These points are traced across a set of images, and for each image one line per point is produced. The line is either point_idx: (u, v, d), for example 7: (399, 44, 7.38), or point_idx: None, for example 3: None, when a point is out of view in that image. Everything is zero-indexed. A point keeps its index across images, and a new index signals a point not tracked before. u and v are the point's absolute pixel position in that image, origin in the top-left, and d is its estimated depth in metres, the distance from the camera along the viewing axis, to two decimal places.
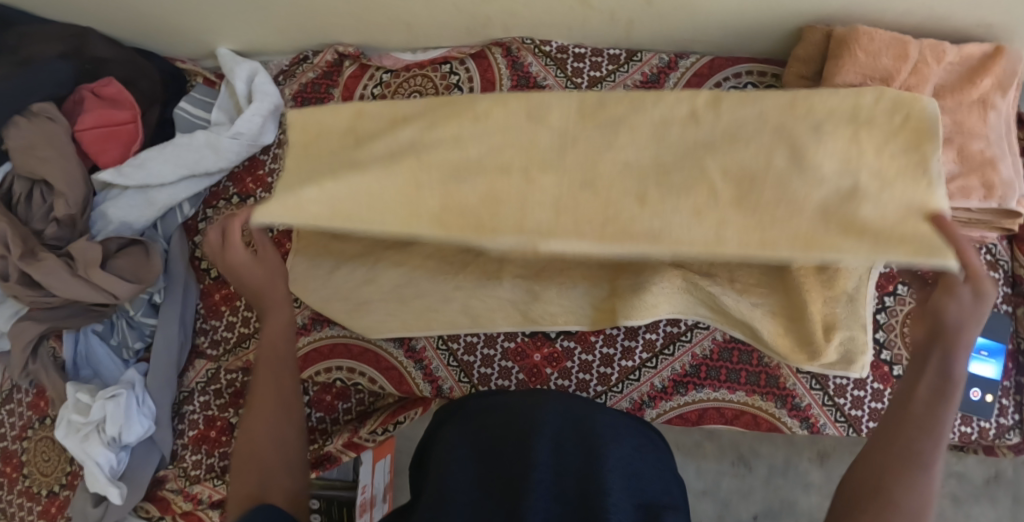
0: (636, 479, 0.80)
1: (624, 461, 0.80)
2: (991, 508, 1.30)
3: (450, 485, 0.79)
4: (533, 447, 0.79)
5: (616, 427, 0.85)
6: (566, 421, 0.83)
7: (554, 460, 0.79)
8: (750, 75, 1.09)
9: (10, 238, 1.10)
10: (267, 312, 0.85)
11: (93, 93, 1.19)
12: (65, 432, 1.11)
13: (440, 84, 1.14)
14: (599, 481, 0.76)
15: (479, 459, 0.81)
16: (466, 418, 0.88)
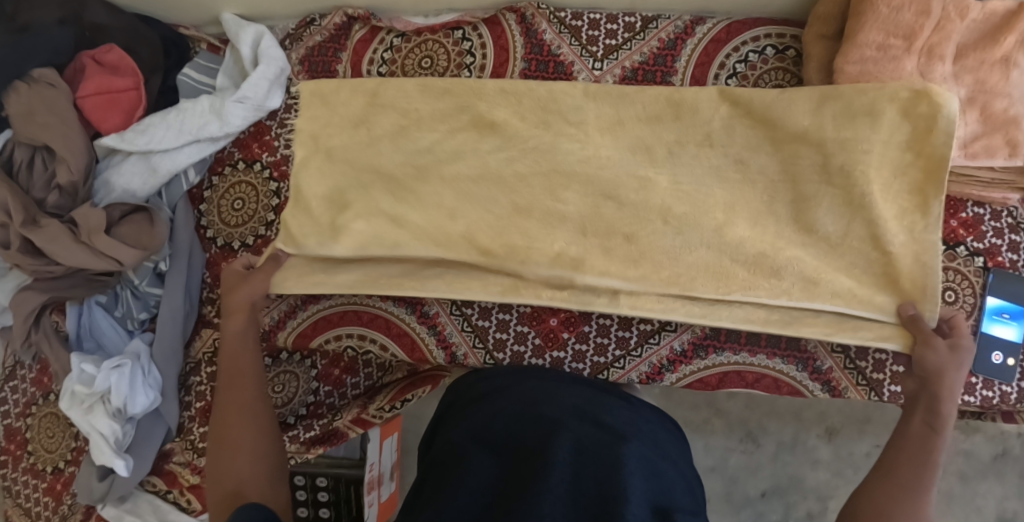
0: (655, 481, 0.77)
1: (643, 465, 0.78)
2: (999, 484, 1.34)
3: (462, 483, 0.76)
4: (552, 447, 0.76)
5: (639, 432, 0.83)
6: (584, 420, 0.81)
7: (572, 460, 0.76)
8: (768, 39, 1.05)
9: (10, 205, 1.07)
10: (232, 318, 1.00)
11: (94, 60, 1.16)
12: (68, 403, 1.08)
13: (452, 50, 1.12)
14: (620, 484, 0.73)
15: (498, 455, 0.79)
16: (479, 415, 0.87)
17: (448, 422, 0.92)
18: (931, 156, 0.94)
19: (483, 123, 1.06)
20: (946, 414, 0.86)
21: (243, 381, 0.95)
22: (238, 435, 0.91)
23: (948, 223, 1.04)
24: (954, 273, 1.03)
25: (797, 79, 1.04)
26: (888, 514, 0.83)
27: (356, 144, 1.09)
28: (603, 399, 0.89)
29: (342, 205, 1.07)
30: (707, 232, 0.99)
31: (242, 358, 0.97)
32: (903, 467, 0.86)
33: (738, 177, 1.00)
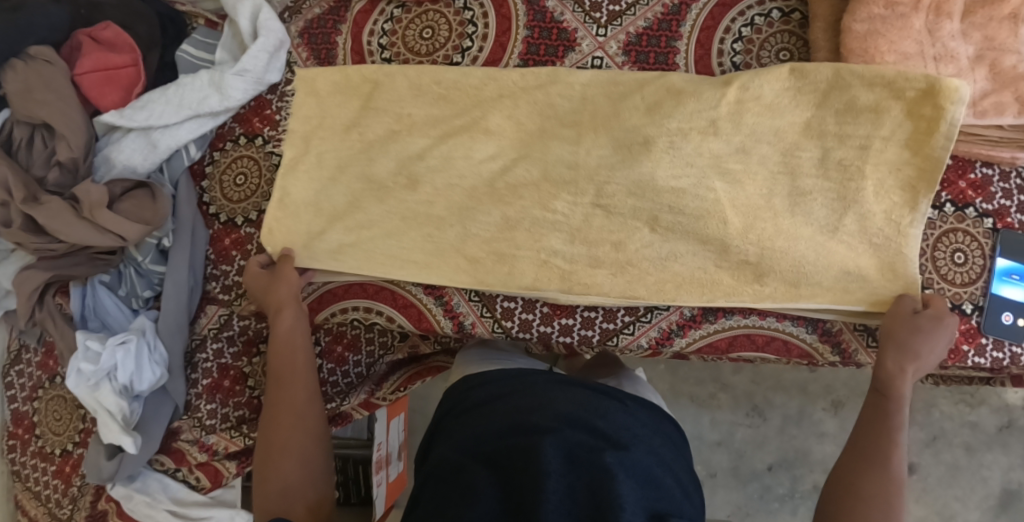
0: (650, 486, 0.78)
1: (635, 468, 0.79)
2: (1004, 455, 1.34)
3: (461, 494, 0.77)
4: (541, 454, 0.77)
5: (630, 433, 0.85)
6: (576, 426, 0.82)
7: (564, 469, 0.77)
8: (774, 2, 1.04)
9: (11, 183, 1.06)
10: (278, 308, 1.03)
11: (90, 38, 1.15)
12: (75, 382, 1.07)
13: (453, 20, 1.11)
14: (613, 489, 0.74)
15: (486, 460, 0.80)
16: (470, 421, 0.90)
17: (434, 433, 0.96)
18: (927, 162, 0.95)
19: (477, 123, 1.05)
20: (899, 380, 0.90)
21: (295, 378, 1.00)
22: (289, 435, 0.96)
23: (957, 184, 1.03)
24: (964, 235, 1.02)
25: (803, 41, 1.03)
26: (852, 483, 0.87)
27: (347, 150, 1.09)
28: (597, 402, 0.89)
29: (335, 214, 1.08)
30: (696, 243, 1.00)
31: (293, 354, 1.01)
32: (863, 439, 0.90)
33: (738, 168, 0.99)
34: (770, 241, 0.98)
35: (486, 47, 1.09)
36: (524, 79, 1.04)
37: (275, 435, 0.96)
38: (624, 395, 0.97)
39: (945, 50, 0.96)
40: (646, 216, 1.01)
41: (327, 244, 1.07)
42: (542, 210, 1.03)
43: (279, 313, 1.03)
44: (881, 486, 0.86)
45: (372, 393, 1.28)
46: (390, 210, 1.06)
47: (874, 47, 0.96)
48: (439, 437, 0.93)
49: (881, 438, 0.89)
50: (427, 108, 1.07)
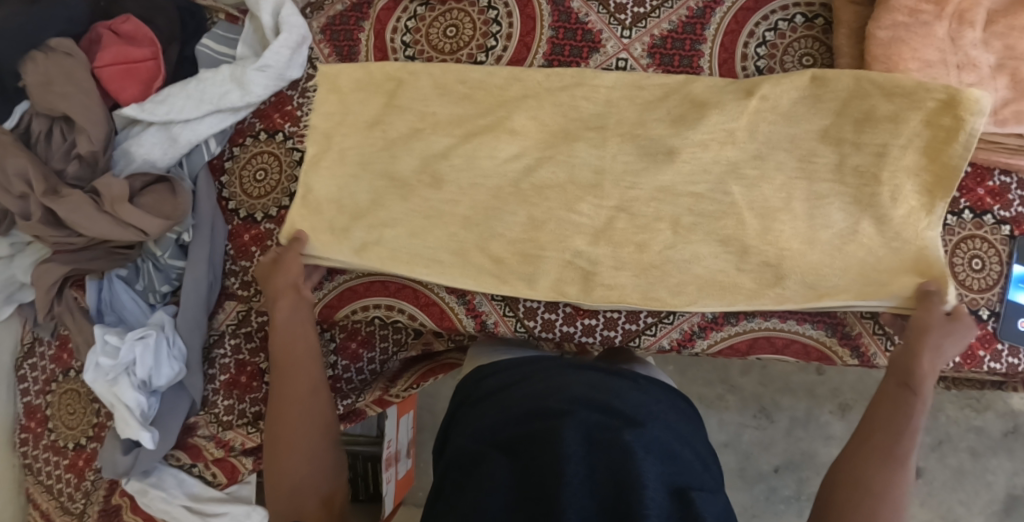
0: (670, 462, 0.79)
1: (656, 446, 0.79)
2: (1009, 460, 1.35)
3: (478, 483, 0.77)
4: (561, 437, 0.77)
5: (647, 408, 0.86)
6: (593, 406, 0.82)
7: (585, 451, 0.77)
8: (797, 7, 1.05)
9: (30, 174, 1.05)
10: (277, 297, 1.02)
11: (109, 30, 1.15)
12: (93, 375, 1.06)
13: (477, 19, 1.11)
14: (634, 469, 0.74)
15: (505, 448, 0.80)
16: (486, 405, 0.90)
17: (452, 416, 0.96)
18: (946, 168, 0.96)
19: (501, 125, 1.06)
20: (925, 376, 0.87)
21: (298, 369, 0.99)
22: (294, 433, 0.96)
23: (975, 191, 1.04)
24: (982, 241, 1.03)
25: (826, 46, 1.04)
26: (861, 477, 0.86)
27: (370, 147, 1.10)
28: (609, 382, 0.89)
29: (357, 212, 1.09)
30: (717, 245, 1.00)
31: (295, 344, 1.00)
32: (880, 430, 0.88)
33: (755, 174, 1.01)
34: (789, 244, 0.99)
35: (510, 48, 1.10)
36: (548, 80, 1.07)
37: (283, 431, 0.96)
38: (634, 372, 0.97)
39: (966, 59, 0.97)
40: (669, 218, 1.02)
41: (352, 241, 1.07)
42: (566, 211, 1.04)
43: (276, 302, 1.02)
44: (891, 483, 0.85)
45: (387, 390, 1.25)
46: (412, 209, 1.07)
47: (897, 54, 0.98)
48: (459, 419, 0.93)
49: (901, 436, 0.87)
50: (452, 107, 1.09)
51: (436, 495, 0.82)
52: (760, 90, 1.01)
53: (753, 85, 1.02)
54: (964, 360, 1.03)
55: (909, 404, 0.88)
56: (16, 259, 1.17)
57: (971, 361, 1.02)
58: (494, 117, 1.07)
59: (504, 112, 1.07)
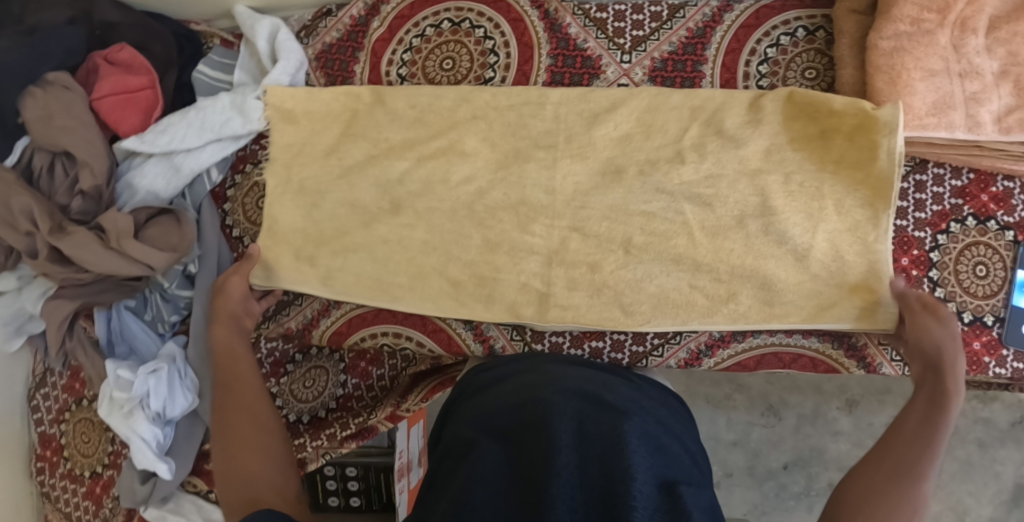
0: (660, 456, 0.83)
1: (645, 439, 0.84)
2: (1017, 451, 1.37)
3: (469, 474, 0.81)
4: (553, 431, 0.81)
5: (635, 406, 0.90)
6: (584, 403, 0.87)
7: (577, 444, 0.81)
8: (799, 21, 1.08)
9: (36, 212, 1.04)
10: (222, 317, 1.05)
11: (105, 60, 1.14)
12: (107, 410, 1.07)
13: (474, 50, 1.14)
14: (624, 461, 0.78)
15: (501, 442, 0.84)
16: (475, 406, 0.94)
17: (446, 415, 1.00)
18: (879, 181, 1.00)
19: (452, 148, 1.10)
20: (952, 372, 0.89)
21: (243, 381, 0.98)
22: (246, 447, 0.91)
23: (979, 197, 1.04)
24: (986, 248, 1.03)
25: (829, 58, 1.07)
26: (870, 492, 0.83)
27: (327, 175, 1.12)
28: (596, 385, 0.93)
29: (320, 238, 1.10)
30: (693, 273, 1.04)
31: (239, 361, 1.00)
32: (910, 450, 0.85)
33: (771, 180, 1.03)
34: (771, 287, 1.02)
35: (510, 76, 1.13)
36: (511, 108, 1.10)
37: (233, 441, 0.92)
38: (636, 376, 1.03)
39: (970, 66, 0.98)
40: (673, 254, 1.04)
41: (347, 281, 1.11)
42: (519, 233, 1.07)
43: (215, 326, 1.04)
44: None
45: (399, 404, 1.21)
46: (409, 222, 1.09)
47: (901, 63, 0.98)
48: (454, 415, 0.97)
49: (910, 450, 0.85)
50: (476, 134, 1.10)
51: (437, 488, 0.84)
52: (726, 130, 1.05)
53: (759, 100, 1.05)
54: (970, 367, 1.03)
55: (928, 390, 0.90)
56: (23, 292, 1.16)
57: (995, 351, 1.03)
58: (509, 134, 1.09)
59: (454, 135, 1.10)
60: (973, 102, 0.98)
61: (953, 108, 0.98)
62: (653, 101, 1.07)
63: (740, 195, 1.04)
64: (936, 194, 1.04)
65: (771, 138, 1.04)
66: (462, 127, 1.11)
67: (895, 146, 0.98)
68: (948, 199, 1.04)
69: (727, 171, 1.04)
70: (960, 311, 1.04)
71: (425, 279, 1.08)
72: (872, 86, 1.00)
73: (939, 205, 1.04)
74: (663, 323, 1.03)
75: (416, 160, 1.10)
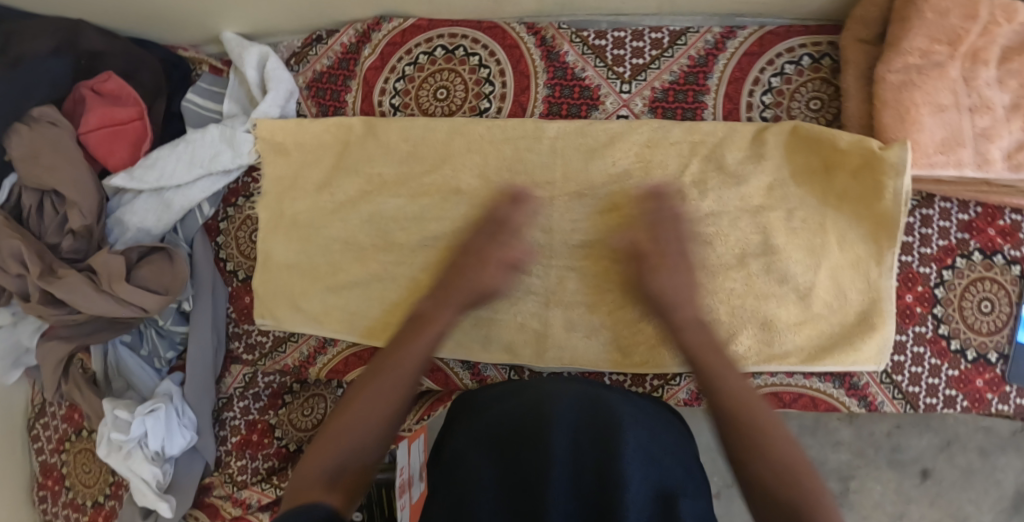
0: (654, 465, 0.87)
1: (641, 448, 0.88)
2: None
3: (470, 492, 0.87)
4: (549, 441, 0.87)
5: (635, 412, 0.93)
6: (583, 411, 0.90)
7: (573, 454, 0.86)
8: (804, 48, 1.05)
9: (25, 256, 1.03)
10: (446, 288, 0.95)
11: (92, 90, 1.11)
12: (106, 450, 1.07)
13: (469, 79, 1.10)
14: (616, 473, 0.84)
15: (500, 452, 0.89)
16: (479, 410, 0.99)
17: (448, 423, 1.03)
18: (882, 218, 0.98)
19: (448, 183, 1.07)
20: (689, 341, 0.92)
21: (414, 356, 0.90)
22: (353, 427, 0.84)
23: (986, 231, 1.01)
24: (992, 283, 1.01)
25: (834, 88, 1.04)
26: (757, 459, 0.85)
27: (320, 210, 1.09)
28: (600, 393, 0.96)
29: (317, 273, 1.09)
30: None
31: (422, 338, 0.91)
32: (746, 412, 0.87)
33: (772, 215, 1.01)
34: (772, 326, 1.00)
35: (506, 108, 1.09)
36: (507, 140, 1.06)
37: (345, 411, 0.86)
38: (649, 396, 1.03)
39: (981, 100, 0.95)
40: None
41: None
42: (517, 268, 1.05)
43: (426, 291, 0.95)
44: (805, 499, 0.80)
45: None
46: (404, 258, 1.07)
47: (909, 97, 0.95)
48: (456, 420, 1.00)
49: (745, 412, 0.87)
50: (472, 169, 1.07)
51: (441, 491, 0.91)
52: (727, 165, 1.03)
53: (762, 133, 1.03)
54: (972, 404, 1.02)
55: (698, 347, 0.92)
56: (19, 327, 1.15)
57: (999, 388, 1.01)
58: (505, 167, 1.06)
59: (448, 168, 1.07)
60: (983, 138, 0.95)
61: (962, 145, 0.95)
62: (652, 134, 1.04)
63: (742, 233, 1.01)
64: (942, 228, 1.02)
65: (775, 174, 1.02)
66: (457, 160, 1.07)
67: (902, 188, 0.95)
68: (954, 233, 1.02)
69: (728, 207, 1.02)
70: (963, 348, 1.02)
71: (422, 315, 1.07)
72: (879, 121, 0.97)
73: (944, 240, 1.02)
74: (663, 365, 1.02)
75: (410, 196, 1.07)
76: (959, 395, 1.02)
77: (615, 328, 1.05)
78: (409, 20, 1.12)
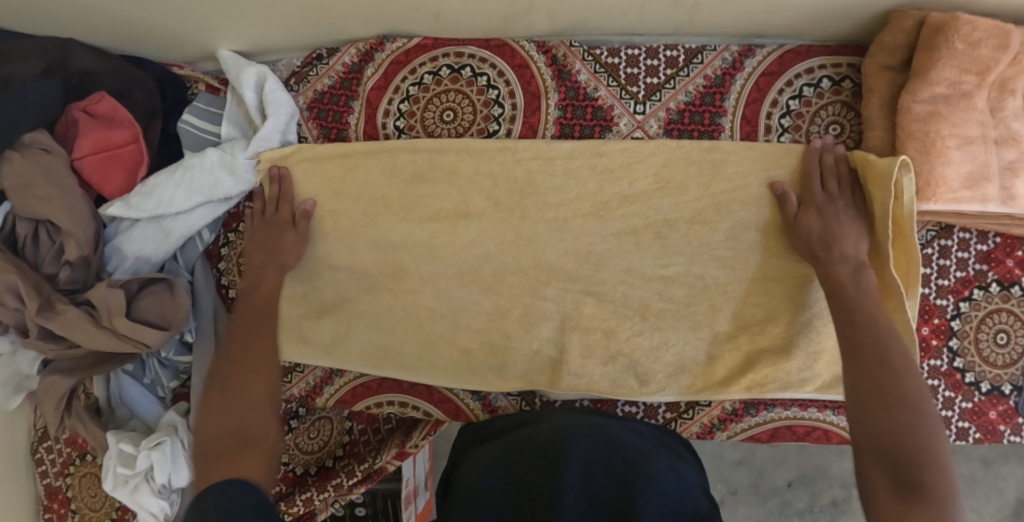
0: (669, 501, 0.81)
1: (656, 482, 0.82)
2: None
3: (480, 498, 0.83)
4: (560, 472, 0.81)
5: (648, 453, 0.88)
6: (594, 445, 0.86)
7: (585, 486, 0.81)
8: (824, 69, 1.02)
9: (23, 291, 1.00)
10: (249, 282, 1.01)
11: (84, 112, 1.08)
12: (112, 484, 1.05)
13: (477, 100, 1.06)
14: (631, 505, 0.78)
15: (509, 483, 0.84)
16: (487, 447, 0.94)
17: (452, 466, 0.98)
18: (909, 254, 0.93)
19: (458, 210, 1.04)
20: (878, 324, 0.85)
21: (259, 346, 0.93)
22: (219, 406, 0.86)
23: (1004, 263, 1.00)
24: (1009, 316, 1.00)
25: (856, 113, 1.01)
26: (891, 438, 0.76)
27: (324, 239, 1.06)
28: (609, 431, 0.91)
29: (322, 307, 1.08)
30: (706, 341, 1.01)
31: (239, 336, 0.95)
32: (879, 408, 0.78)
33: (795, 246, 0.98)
34: (788, 361, 0.99)
35: (515, 130, 1.05)
36: (518, 165, 1.03)
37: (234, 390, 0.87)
38: (674, 441, 0.98)
39: (1006, 132, 0.92)
40: (689, 321, 1.01)
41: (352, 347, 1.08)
42: (530, 297, 1.03)
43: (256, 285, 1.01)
44: (923, 451, 0.74)
45: (403, 442, 1.11)
46: (414, 287, 1.05)
47: (934, 130, 0.93)
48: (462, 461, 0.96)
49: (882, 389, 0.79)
50: (481, 193, 1.03)
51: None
52: (748, 193, 0.98)
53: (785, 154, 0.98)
54: (984, 436, 1.01)
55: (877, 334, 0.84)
56: (18, 355, 1.14)
57: (1012, 421, 1.01)
58: (517, 192, 1.03)
59: (457, 195, 1.04)
60: (1007, 172, 0.93)
61: (987, 180, 0.93)
62: (669, 156, 1.00)
63: (760, 264, 0.98)
64: (961, 259, 1.00)
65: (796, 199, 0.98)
66: (466, 183, 1.04)
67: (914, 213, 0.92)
68: (973, 264, 1.00)
69: (748, 238, 0.99)
70: (977, 380, 1.01)
71: (434, 344, 1.06)
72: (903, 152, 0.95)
73: (963, 272, 1.00)
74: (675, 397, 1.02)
75: (418, 223, 1.05)
76: (972, 427, 1.02)
77: (629, 358, 1.02)
78: (414, 40, 1.08)
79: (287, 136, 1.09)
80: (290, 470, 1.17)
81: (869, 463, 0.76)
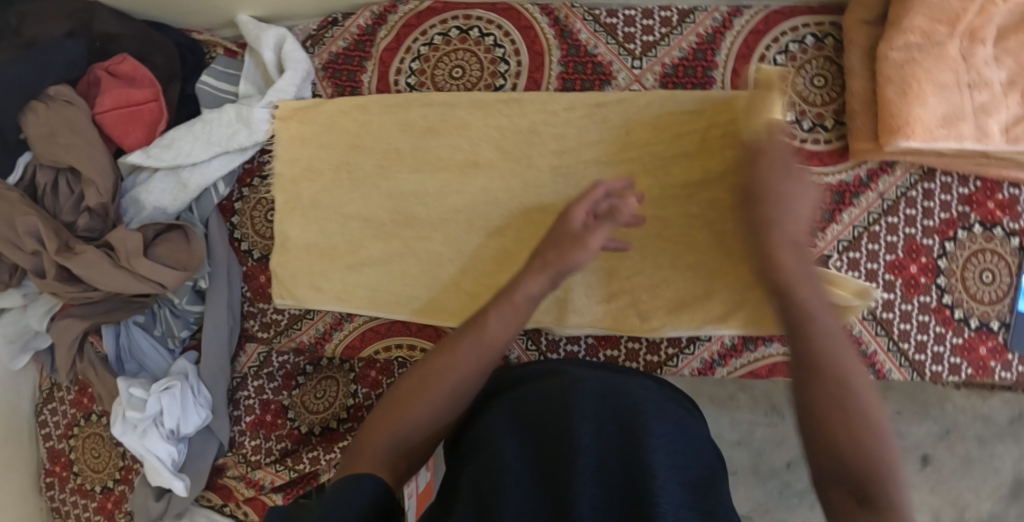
0: (685, 457, 0.75)
1: (669, 436, 0.75)
2: None
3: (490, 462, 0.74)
4: (571, 430, 0.73)
5: (659, 404, 0.80)
6: (603, 398, 0.78)
7: (598, 443, 0.73)
8: (807, 28, 1.09)
9: (42, 234, 1.04)
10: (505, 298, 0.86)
11: (107, 72, 1.12)
12: (122, 429, 1.06)
13: (484, 58, 1.12)
14: (646, 461, 0.71)
15: (516, 443, 0.75)
16: (485, 404, 0.84)
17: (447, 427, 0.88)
18: None
19: (467, 158, 1.08)
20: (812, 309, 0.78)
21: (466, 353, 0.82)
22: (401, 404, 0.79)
23: (985, 204, 1.05)
24: (993, 255, 1.05)
25: (837, 66, 1.08)
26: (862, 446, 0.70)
27: (337, 190, 1.11)
28: (618, 381, 0.83)
29: (334, 255, 1.11)
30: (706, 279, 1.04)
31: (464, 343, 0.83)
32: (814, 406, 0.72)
33: None
34: None
35: (520, 84, 1.11)
36: (522, 115, 1.08)
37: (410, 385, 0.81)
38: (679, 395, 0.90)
39: (978, 77, 0.98)
40: (688, 260, 1.04)
41: (359, 293, 1.10)
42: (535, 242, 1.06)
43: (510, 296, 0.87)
44: (872, 464, 0.68)
45: None
46: (421, 233, 1.09)
47: (912, 75, 0.98)
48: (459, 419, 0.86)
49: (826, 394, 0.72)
50: (489, 143, 1.08)
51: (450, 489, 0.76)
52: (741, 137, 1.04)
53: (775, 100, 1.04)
54: (976, 371, 1.05)
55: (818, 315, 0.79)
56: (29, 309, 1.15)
57: (1002, 356, 1.04)
58: (521, 140, 1.08)
59: (464, 144, 1.09)
60: (982, 113, 0.98)
61: (963, 120, 0.98)
62: (667, 105, 1.06)
63: None
64: (944, 201, 1.06)
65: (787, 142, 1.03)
66: (474, 134, 1.09)
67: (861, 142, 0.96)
68: (956, 206, 1.06)
69: None
70: (967, 317, 1.05)
71: (441, 289, 1.07)
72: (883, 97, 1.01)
73: (947, 213, 1.05)
74: (676, 333, 1.05)
75: (429, 172, 1.09)
76: (964, 363, 1.05)
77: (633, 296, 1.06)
78: (425, 3, 1.14)
79: (301, 93, 1.15)
80: (296, 429, 1.12)
81: (826, 481, 0.70)
